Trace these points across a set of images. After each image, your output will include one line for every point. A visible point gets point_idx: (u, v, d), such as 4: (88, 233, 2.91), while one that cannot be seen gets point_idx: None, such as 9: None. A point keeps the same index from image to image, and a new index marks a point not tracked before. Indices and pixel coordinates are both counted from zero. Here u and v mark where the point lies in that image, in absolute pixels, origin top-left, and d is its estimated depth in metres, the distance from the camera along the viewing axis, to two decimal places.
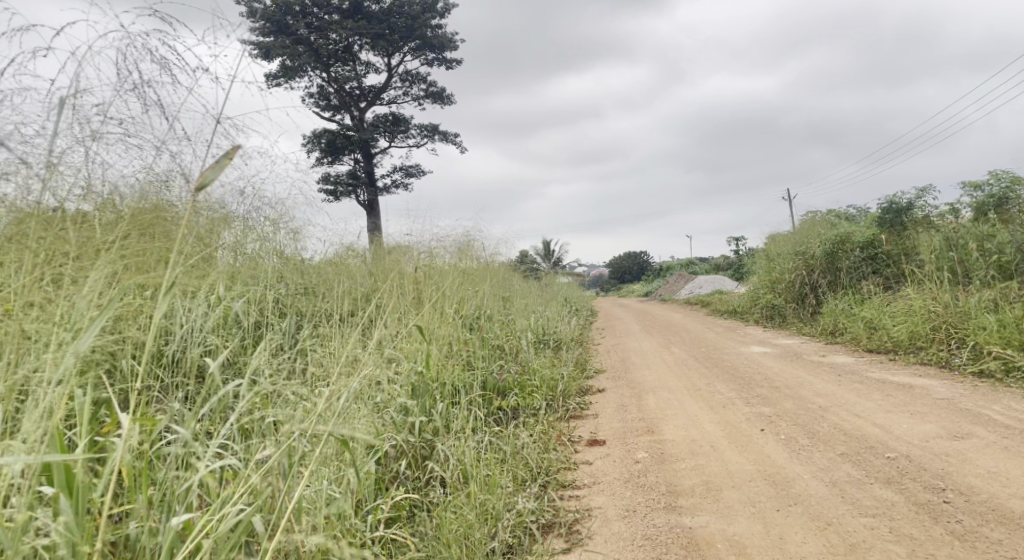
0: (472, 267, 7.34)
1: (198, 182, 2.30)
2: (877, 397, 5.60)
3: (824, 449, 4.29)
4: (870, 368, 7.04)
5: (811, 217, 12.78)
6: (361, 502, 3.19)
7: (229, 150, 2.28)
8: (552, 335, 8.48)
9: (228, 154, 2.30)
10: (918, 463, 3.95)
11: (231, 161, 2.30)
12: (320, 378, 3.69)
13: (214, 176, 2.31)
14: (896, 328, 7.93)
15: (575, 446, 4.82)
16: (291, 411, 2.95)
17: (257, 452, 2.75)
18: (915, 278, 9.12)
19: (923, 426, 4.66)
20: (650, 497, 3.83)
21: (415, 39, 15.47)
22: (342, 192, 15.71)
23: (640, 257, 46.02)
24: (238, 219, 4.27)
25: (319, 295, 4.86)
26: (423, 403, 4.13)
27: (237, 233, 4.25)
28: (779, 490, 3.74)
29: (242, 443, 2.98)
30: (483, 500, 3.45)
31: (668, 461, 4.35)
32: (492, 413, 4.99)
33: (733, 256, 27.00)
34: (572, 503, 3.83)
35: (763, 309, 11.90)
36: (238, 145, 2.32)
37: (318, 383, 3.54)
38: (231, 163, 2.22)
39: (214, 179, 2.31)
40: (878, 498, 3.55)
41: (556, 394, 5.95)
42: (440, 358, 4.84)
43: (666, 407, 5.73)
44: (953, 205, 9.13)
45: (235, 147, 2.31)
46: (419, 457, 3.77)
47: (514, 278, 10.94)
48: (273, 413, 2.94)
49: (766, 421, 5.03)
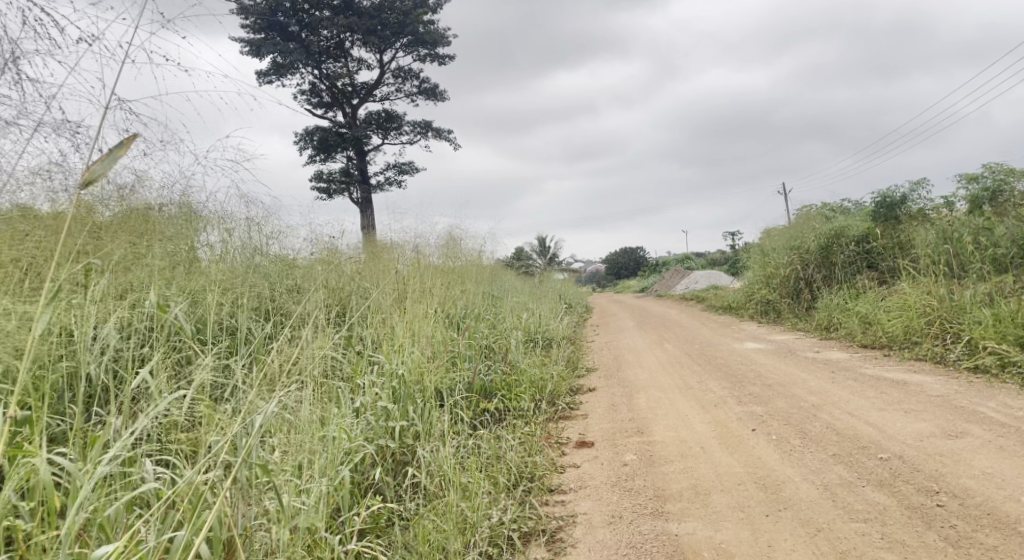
0: (461, 265, 7.22)
1: (85, 175, 2.40)
2: (871, 394, 5.51)
3: (816, 450, 4.19)
4: (864, 364, 6.94)
5: (806, 211, 12.69)
6: (336, 512, 3.11)
7: (120, 141, 2.43)
8: (544, 333, 8.36)
9: (123, 145, 2.45)
10: (911, 463, 3.85)
11: (121, 153, 2.44)
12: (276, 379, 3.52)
13: (101, 170, 2.41)
14: (890, 323, 7.86)
15: (562, 448, 4.73)
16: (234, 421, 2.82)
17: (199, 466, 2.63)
18: (910, 273, 9.03)
19: (917, 425, 4.57)
20: (637, 502, 3.73)
21: (407, 35, 15.23)
22: (334, 190, 15.58)
23: (637, 253, 45.96)
24: (179, 215, 4.13)
25: (296, 294, 4.75)
26: (404, 407, 4.01)
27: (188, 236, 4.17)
28: (768, 494, 3.64)
29: (188, 454, 2.86)
30: (461, 509, 3.36)
31: (657, 463, 4.25)
32: (478, 415, 4.88)
33: (729, 251, 27.01)
34: (557, 509, 3.73)
35: (758, 304, 11.82)
36: (132, 137, 2.47)
37: (275, 385, 3.38)
38: (125, 151, 2.39)
39: (103, 172, 2.42)
40: (870, 502, 3.45)
41: (545, 394, 5.85)
42: (424, 358, 4.73)
43: (656, 407, 5.64)
44: (947, 198, 9.04)
45: (130, 138, 2.47)
46: (398, 463, 3.67)
47: (507, 275, 10.82)
48: (216, 423, 2.81)
49: (758, 420, 4.94)
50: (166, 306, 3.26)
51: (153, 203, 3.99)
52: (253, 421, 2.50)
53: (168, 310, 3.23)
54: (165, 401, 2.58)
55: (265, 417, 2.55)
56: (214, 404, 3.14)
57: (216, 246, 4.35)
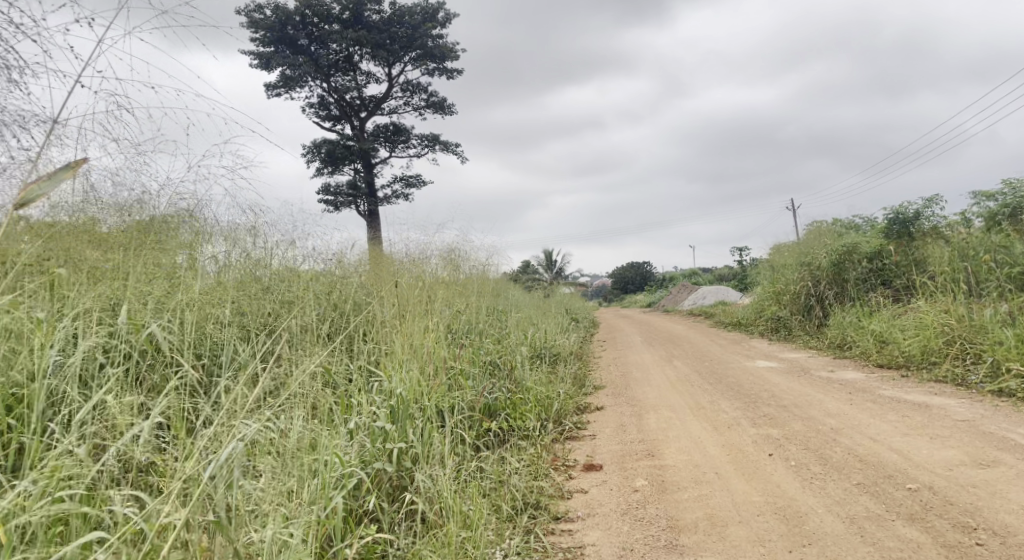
0: (466, 280, 7.02)
1: (24, 194, 2.49)
2: (892, 418, 5.26)
3: (839, 479, 3.95)
4: (881, 385, 6.68)
5: (817, 226, 12.48)
6: (328, 543, 2.92)
7: (67, 165, 2.53)
8: (550, 349, 8.15)
9: (67, 169, 2.56)
10: (944, 496, 3.61)
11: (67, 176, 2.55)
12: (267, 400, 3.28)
13: (40, 189, 2.51)
14: (907, 342, 7.61)
15: (569, 471, 4.50)
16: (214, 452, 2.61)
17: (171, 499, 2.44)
18: (926, 290, 8.78)
19: (945, 452, 4.32)
20: (649, 533, 3.49)
21: (416, 49, 15.10)
22: (341, 203, 15.49)
23: (644, 268, 45.76)
24: (185, 228, 3.99)
25: (294, 305, 4.46)
26: (403, 427, 3.80)
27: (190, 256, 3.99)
28: (791, 527, 3.40)
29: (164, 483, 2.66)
30: (462, 541, 3.17)
31: (670, 490, 4.01)
32: (480, 435, 4.67)
33: (737, 267, 26.75)
34: (564, 539, 3.51)
35: (768, 321, 11.59)
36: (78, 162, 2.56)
37: (264, 407, 3.16)
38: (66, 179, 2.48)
39: (41, 192, 2.52)
40: (902, 538, 3.21)
41: (551, 414, 5.63)
42: (426, 376, 4.50)
43: (668, 427, 5.40)
44: (963, 214, 8.82)
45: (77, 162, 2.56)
46: (396, 488, 3.46)
47: (512, 290, 10.64)
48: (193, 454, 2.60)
49: (775, 444, 4.70)
50: (141, 325, 3.06)
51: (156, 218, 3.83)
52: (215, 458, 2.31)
53: (139, 328, 3.02)
54: (132, 431, 2.38)
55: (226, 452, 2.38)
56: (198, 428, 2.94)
57: (217, 256, 4.20)
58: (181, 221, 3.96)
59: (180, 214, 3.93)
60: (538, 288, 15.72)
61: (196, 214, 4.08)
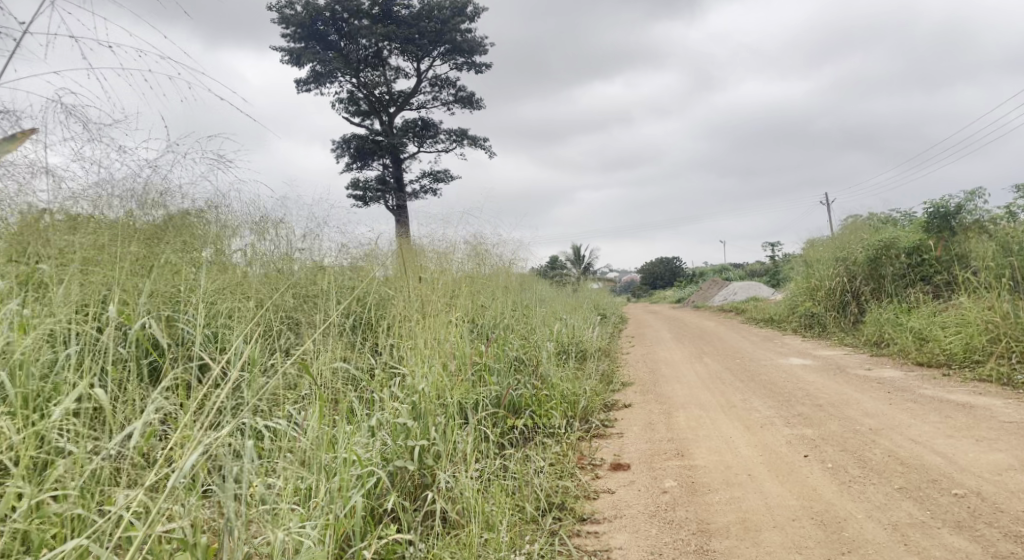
0: (493, 275, 6.93)
1: None
2: (934, 419, 5.03)
3: (879, 482, 3.77)
4: (922, 384, 6.43)
5: (853, 221, 12.13)
6: (346, 542, 2.85)
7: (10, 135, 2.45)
8: (577, 345, 8.03)
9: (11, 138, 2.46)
10: (993, 503, 3.41)
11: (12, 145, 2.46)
12: (288, 399, 3.22)
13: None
14: (949, 340, 7.32)
15: (596, 470, 4.38)
16: (223, 449, 2.53)
17: (174, 501, 2.36)
18: (968, 286, 8.45)
19: (993, 456, 4.11)
20: (678, 537, 3.36)
21: (445, 43, 15.00)
22: (371, 197, 15.54)
23: (673, 263, 45.37)
24: (210, 224, 4.00)
25: (315, 297, 4.43)
26: (425, 424, 3.71)
27: (213, 251, 3.97)
28: (829, 533, 3.24)
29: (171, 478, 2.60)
30: (486, 541, 3.08)
31: (700, 492, 3.86)
32: (506, 433, 4.58)
33: (768, 262, 26.22)
34: (590, 541, 3.40)
35: (802, 316, 11.32)
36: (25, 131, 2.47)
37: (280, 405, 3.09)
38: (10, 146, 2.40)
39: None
40: (949, 548, 3.03)
41: (577, 411, 5.53)
42: (451, 373, 4.43)
43: (699, 426, 5.25)
44: (1008, 208, 8.45)
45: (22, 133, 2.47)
46: (418, 487, 3.39)
47: (541, 285, 10.54)
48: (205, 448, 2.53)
49: (811, 445, 4.52)
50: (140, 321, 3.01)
51: (184, 213, 3.82)
52: (196, 452, 2.25)
53: (135, 325, 2.97)
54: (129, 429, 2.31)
55: (205, 445, 2.30)
56: (209, 424, 2.88)
57: (243, 249, 4.24)
58: (202, 214, 3.98)
59: (202, 208, 3.94)
60: (566, 283, 15.59)
61: (219, 209, 4.07)
